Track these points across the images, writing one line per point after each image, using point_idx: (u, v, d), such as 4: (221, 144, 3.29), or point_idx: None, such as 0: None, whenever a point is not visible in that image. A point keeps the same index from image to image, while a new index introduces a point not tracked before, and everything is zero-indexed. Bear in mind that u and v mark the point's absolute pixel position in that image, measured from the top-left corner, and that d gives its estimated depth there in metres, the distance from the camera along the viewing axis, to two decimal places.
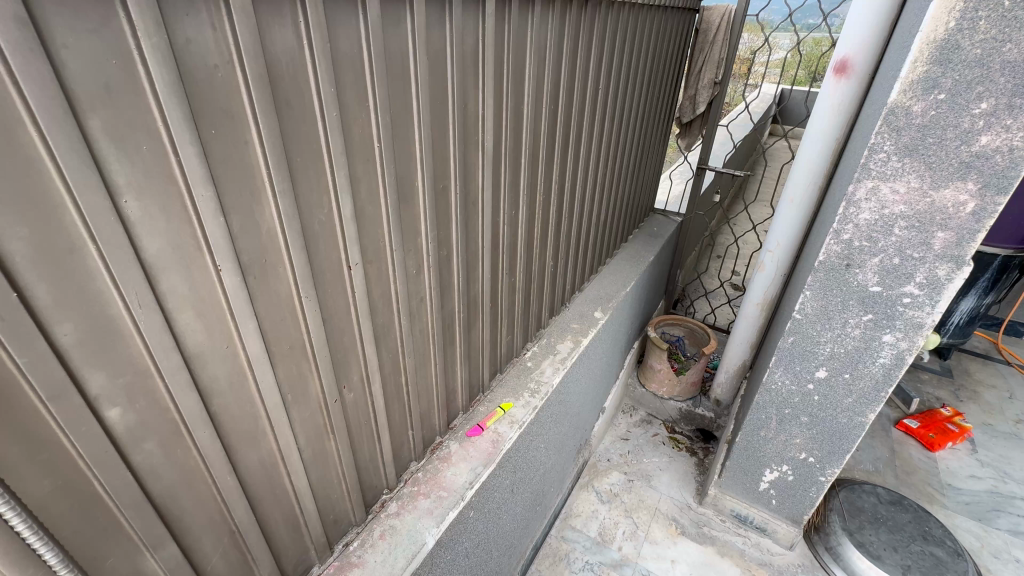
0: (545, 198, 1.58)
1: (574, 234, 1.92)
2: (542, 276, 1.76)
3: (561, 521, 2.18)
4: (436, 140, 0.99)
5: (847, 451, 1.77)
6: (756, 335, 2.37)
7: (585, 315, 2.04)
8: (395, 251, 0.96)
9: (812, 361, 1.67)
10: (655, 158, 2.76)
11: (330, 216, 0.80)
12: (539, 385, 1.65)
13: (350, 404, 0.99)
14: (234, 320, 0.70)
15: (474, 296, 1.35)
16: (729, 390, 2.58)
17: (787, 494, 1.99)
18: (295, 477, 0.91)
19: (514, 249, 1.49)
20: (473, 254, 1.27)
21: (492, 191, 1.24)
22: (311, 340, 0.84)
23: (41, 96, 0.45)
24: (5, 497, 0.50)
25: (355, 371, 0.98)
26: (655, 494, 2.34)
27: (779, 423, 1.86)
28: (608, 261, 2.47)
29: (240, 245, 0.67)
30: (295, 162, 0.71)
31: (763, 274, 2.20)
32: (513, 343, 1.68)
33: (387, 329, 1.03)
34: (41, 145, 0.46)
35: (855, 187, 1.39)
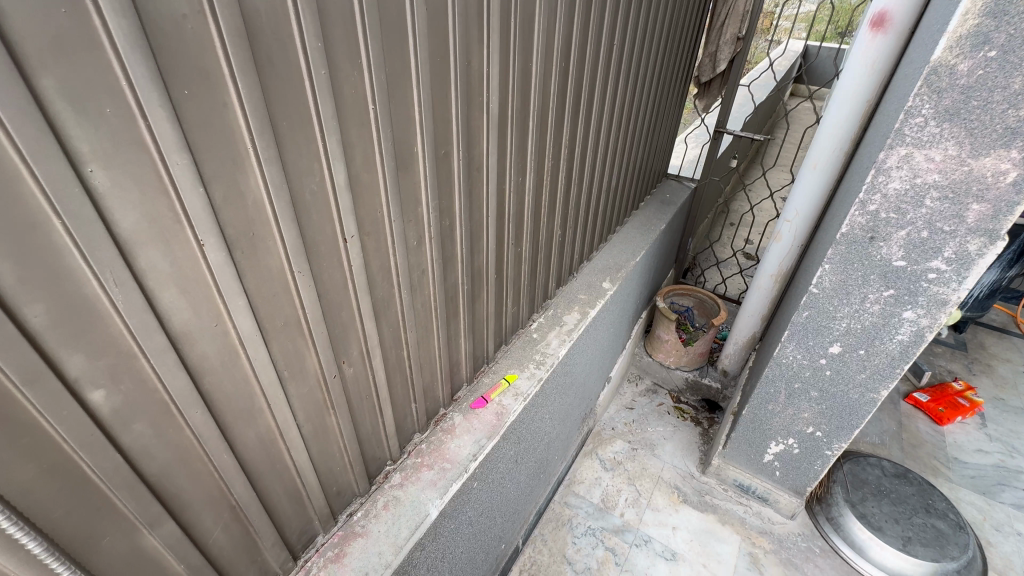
0: (554, 165, 1.50)
1: (583, 202, 1.85)
2: (549, 246, 1.70)
3: (565, 487, 2.21)
4: (437, 102, 0.92)
5: (856, 427, 1.75)
6: (768, 306, 2.32)
7: (593, 285, 1.99)
8: (394, 222, 0.91)
9: (826, 336, 1.63)
10: (671, 120, 2.62)
11: (323, 184, 0.75)
12: (545, 357, 1.62)
13: (350, 379, 0.97)
14: (222, 297, 0.66)
15: (478, 267, 1.30)
16: (736, 361, 2.55)
17: (791, 467, 1.99)
18: (295, 453, 0.90)
19: (521, 219, 1.42)
20: (478, 225, 1.21)
21: (497, 157, 1.17)
22: (306, 316, 0.80)
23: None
24: None
25: (354, 347, 0.95)
26: (659, 462, 2.35)
27: (787, 397, 1.83)
28: (618, 230, 2.39)
29: (224, 218, 0.63)
30: (281, 127, 0.65)
31: (780, 245, 2.13)
32: (518, 315, 1.65)
33: (387, 302, 0.99)
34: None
35: (886, 154, 1.30)
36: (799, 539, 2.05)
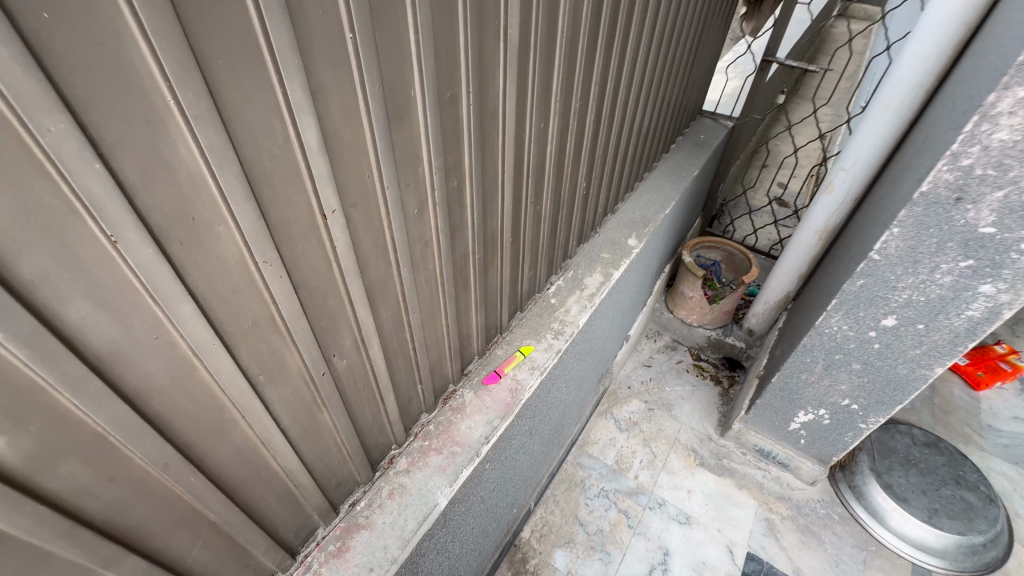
0: (581, 107, 1.26)
1: (610, 148, 1.61)
2: (572, 201, 1.49)
3: (578, 448, 2.16)
4: (441, 30, 0.70)
5: (898, 403, 1.61)
6: (808, 264, 2.11)
7: (617, 242, 1.79)
8: (388, 188, 0.72)
9: (881, 307, 1.45)
10: (713, 45, 2.27)
11: (288, 146, 0.56)
12: (564, 325, 1.47)
13: (343, 371, 0.84)
14: (159, 304, 0.50)
15: (492, 232, 1.12)
16: (765, 320, 2.39)
17: (819, 436, 1.89)
18: (283, 458, 0.78)
19: (541, 173, 1.21)
20: (491, 184, 1.02)
21: (515, 101, 0.95)
22: (281, 311, 0.65)
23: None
24: None
25: (346, 337, 0.80)
26: (676, 424, 2.28)
27: (825, 368, 1.69)
28: (646, 177, 2.15)
29: (146, 201, 0.46)
30: (217, 68, 0.46)
31: (831, 198, 1.88)
32: (535, 278, 1.48)
33: (384, 283, 0.83)
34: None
35: (997, 96, 1.04)
36: (818, 506, 2.00)
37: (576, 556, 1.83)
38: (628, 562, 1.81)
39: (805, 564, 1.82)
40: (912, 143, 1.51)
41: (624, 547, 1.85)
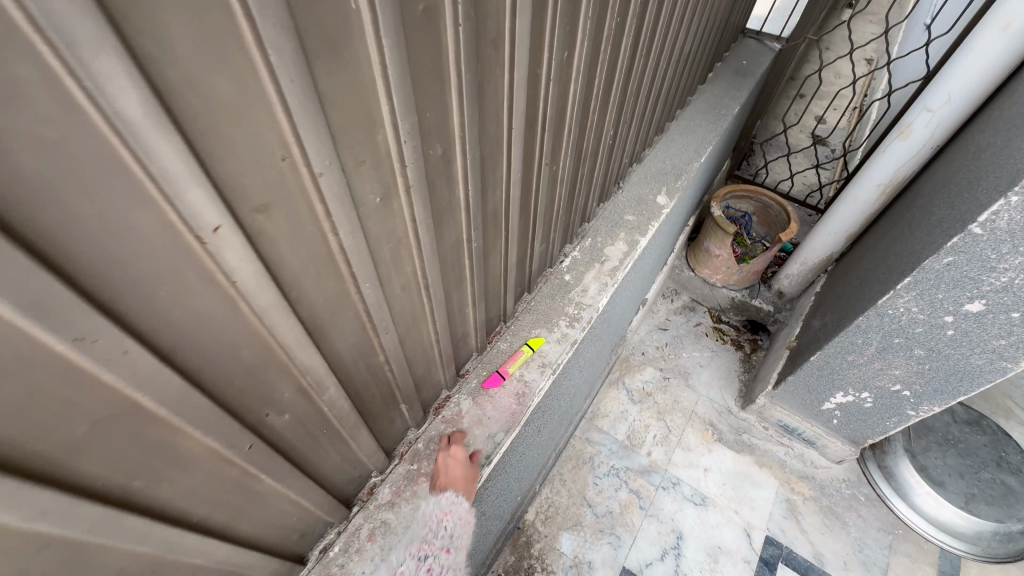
0: (616, 27, 0.92)
1: (644, 83, 1.26)
2: (595, 155, 1.18)
3: (587, 422, 2.00)
4: None
5: (961, 393, 1.40)
6: (861, 223, 1.81)
7: (644, 201, 1.49)
8: (322, 178, 0.44)
9: (967, 290, 1.19)
10: None
11: (80, 124, 0.27)
12: (580, 309, 1.21)
13: (287, 427, 0.60)
14: None
15: (494, 209, 0.83)
16: (799, 282, 2.13)
17: (855, 418, 1.71)
18: (206, 555, 0.56)
19: (559, 123, 0.90)
20: (494, 147, 0.72)
21: (530, 20, 0.63)
22: (148, 394, 0.39)
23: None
24: None
25: (283, 388, 0.55)
26: (693, 395, 2.10)
27: (878, 351, 1.46)
28: (677, 115, 1.79)
29: None
30: None
31: (907, 145, 1.54)
32: (546, 253, 1.20)
33: (337, 307, 0.57)
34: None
35: None
36: (843, 486, 1.87)
37: (584, 539, 1.72)
38: (639, 547, 1.70)
39: (826, 549, 1.71)
40: None
41: (635, 531, 1.74)
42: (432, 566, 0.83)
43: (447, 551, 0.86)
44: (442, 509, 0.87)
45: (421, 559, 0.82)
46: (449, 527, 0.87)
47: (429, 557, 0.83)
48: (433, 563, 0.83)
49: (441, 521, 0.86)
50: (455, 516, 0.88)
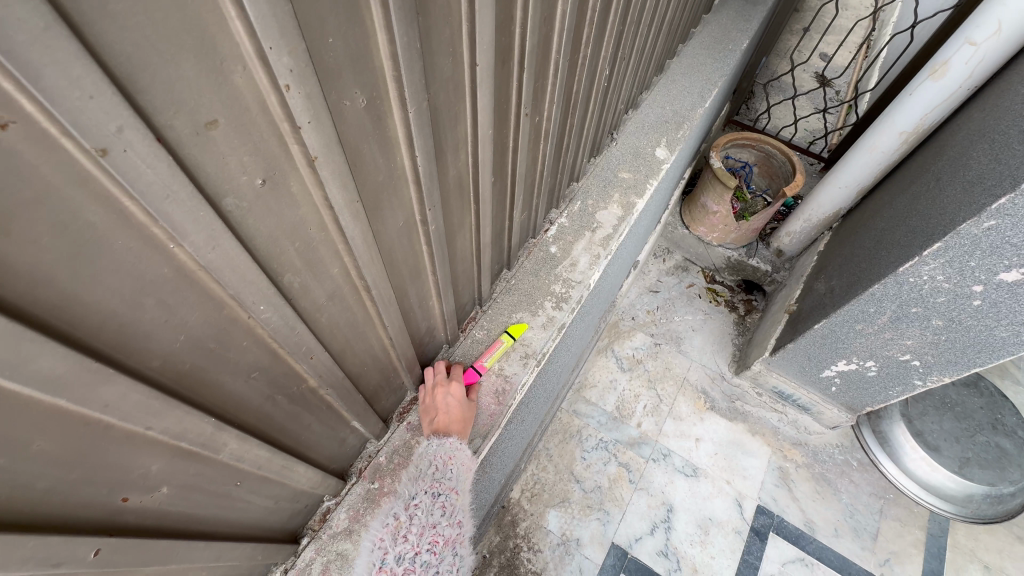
0: None
1: (647, 7, 1.03)
2: (586, 100, 0.96)
3: (574, 393, 1.89)
4: None
5: (977, 365, 1.30)
6: (876, 175, 1.64)
7: (641, 155, 1.28)
8: (118, 161, 0.24)
9: (1006, 258, 1.05)
10: None
11: None
12: (569, 288, 1.04)
13: (168, 503, 0.43)
14: None
15: (459, 178, 0.63)
16: (801, 240, 1.99)
17: (856, 387, 1.62)
18: None
19: (543, 59, 0.68)
20: (452, 96, 0.51)
21: None
22: None
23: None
24: None
25: (150, 460, 0.38)
26: (685, 361, 2.00)
27: (892, 321, 1.34)
28: (678, 51, 1.55)
29: None
30: None
31: (941, 86, 1.35)
32: (529, 222, 1.01)
33: (219, 340, 0.38)
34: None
35: None
36: (836, 452, 1.82)
37: (572, 516, 1.65)
38: (628, 522, 1.64)
39: (817, 516, 1.68)
40: None
41: (624, 505, 1.67)
42: (447, 503, 0.77)
43: (458, 489, 0.80)
44: (449, 450, 0.79)
45: (435, 495, 0.76)
46: (456, 469, 0.80)
47: (443, 494, 0.77)
48: (447, 500, 0.77)
49: (448, 462, 0.79)
50: (460, 461, 0.80)
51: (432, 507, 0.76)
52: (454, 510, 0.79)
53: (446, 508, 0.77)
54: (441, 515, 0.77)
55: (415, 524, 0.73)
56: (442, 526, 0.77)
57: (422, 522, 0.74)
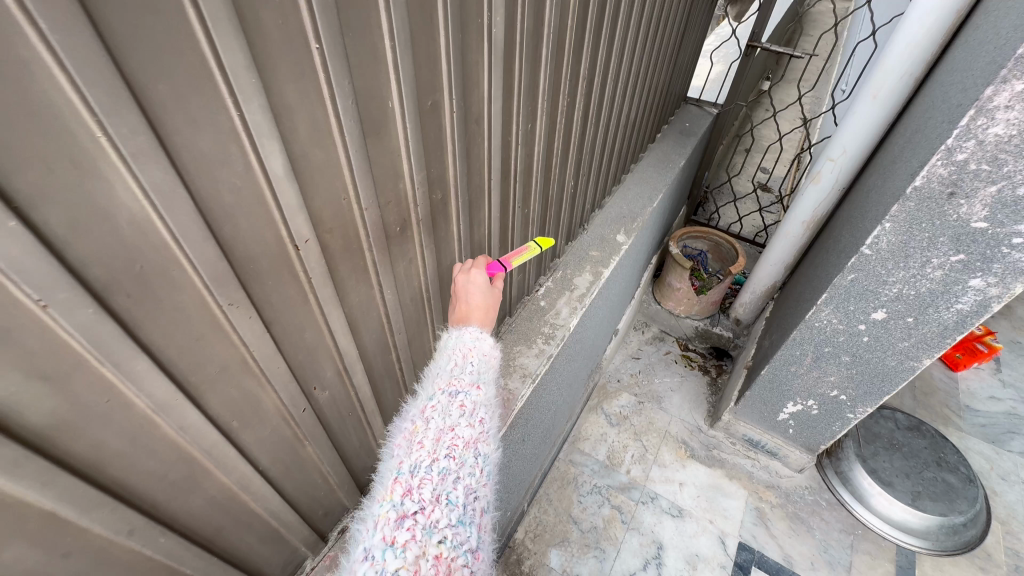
0: (567, 103, 1.20)
1: (597, 144, 1.56)
2: (560, 201, 1.44)
3: (570, 445, 2.16)
4: (418, 27, 0.63)
5: (886, 393, 1.62)
6: (795, 254, 2.11)
7: (606, 239, 1.75)
8: (366, 211, 0.67)
9: (871, 301, 1.45)
10: (696, 32, 2.22)
11: (251, 175, 0.49)
12: (554, 329, 1.43)
13: (326, 404, 0.78)
14: (110, 365, 0.44)
15: (480, 242, 1.06)
16: (752, 310, 2.40)
17: (807, 426, 1.91)
18: (262, 500, 0.74)
19: (528, 176, 1.16)
20: (477, 193, 0.96)
21: (501, 103, 0.89)
22: (252, 352, 0.59)
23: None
24: None
25: (329, 367, 0.75)
26: (665, 416, 2.29)
27: (815, 360, 1.69)
28: (632, 169, 2.10)
29: (79, 254, 0.38)
30: (150, 92, 0.38)
31: (819, 189, 1.86)
32: (524, 281, 1.44)
33: (368, 306, 0.78)
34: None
35: (995, 89, 1.01)
36: (806, 493, 2.04)
37: (571, 554, 1.82)
38: (623, 558, 1.82)
39: (794, 551, 1.85)
40: (901, 134, 1.49)
41: (618, 543, 1.85)
42: (464, 403, 0.77)
43: (477, 387, 0.81)
44: (467, 344, 0.86)
45: (451, 395, 0.78)
46: (476, 363, 0.84)
47: (459, 393, 0.78)
48: (464, 400, 0.78)
49: (467, 356, 0.84)
50: (481, 350, 0.86)
51: (450, 408, 0.76)
52: (474, 410, 0.78)
53: (464, 409, 0.77)
54: (460, 416, 0.76)
55: (430, 428, 0.74)
56: (461, 428, 0.75)
57: (439, 426, 0.74)
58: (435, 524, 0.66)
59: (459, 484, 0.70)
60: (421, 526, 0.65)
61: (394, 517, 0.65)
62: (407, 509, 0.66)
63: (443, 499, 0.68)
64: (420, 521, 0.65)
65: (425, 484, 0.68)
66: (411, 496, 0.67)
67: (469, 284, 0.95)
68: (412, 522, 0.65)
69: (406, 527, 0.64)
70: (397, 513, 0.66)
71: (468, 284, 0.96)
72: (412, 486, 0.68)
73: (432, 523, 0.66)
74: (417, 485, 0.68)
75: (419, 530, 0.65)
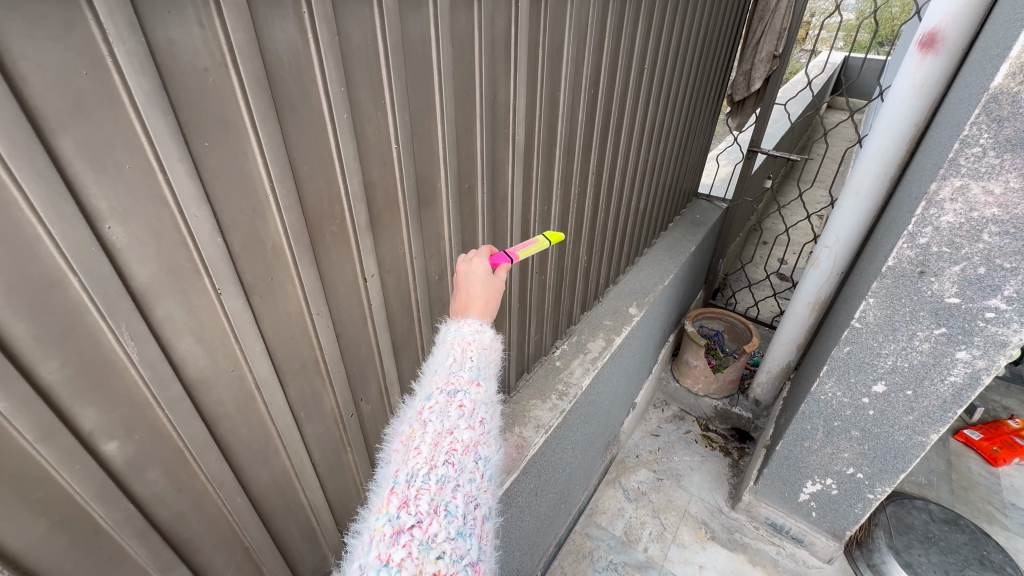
0: (579, 192, 1.47)
1: (610, 227, 1.81)
2: (575, 273, 1.67)
3: (586, 518, 2.16)
4: (462, 135, 0.90)
5: (901, 471, 1.62)
6: (805, 334, 2.20)
7: (618, 311, 1.93)
8: (415, 258, 0.90)
9: (869, 374, 1.52)
10: (701, 139, 2.56)
11: (344, 225, 0.73)
12: (568, 386, 1.58)
13: (368, 416, 0.96)
14: (239, 343, 0.65)
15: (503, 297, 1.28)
16: (770, 390, 2.44)
17: (829, 508, 1.88)
18: (310, 492, 0.89)
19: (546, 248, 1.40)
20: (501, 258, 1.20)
21: (522, 188, 1.16)
22: (324, 356, 0.79)
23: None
24: None
25: (373, 384, 0.94)
26: (685, 495, 2.27)
27: (826, 435, 1.72)
28: (645, 252, 2.34)
29: (243, 265, 0.62)
30: (301, 171, 0.63)
31: (819, 272, 2.01)
32: (542, 341, 1.62)
33: (408, 337, 0.99)
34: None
35: (938, 185, 1.20)
36: None
37: None
38: None
39: None
40: (882, 225, 1.67)
41: None
42: (463, 403, 0.71)
43: (477, 384, 0.74)
44: (466, 337, 0.79)
45: (450, 395, 0.71)
46: (476, 357, 0.77)
47: (458, 391, 0.72)
48: (463, 400, 0.71)
49: (466, 350, 0.78)
50: (481, 344, 0.80)
51: (447, 409, 0.70)
52: (474, 409, 0.72)
53: (463, 409, 0.71)
54: (459, 417, 0.70)
55: (428, 432, 0.67)
56: (460, 431, 0.69)
57: (436, 429, 0.68)
58: (433, 538, 0.60)
59: (459, 493, 0.64)
60: (417, 541, 0.59)
61: (390, 532, 0.60)
62: (404, 523, 0.60)
63: (442, 510, 0.62)
64: (417, 536, 0.60)
65: (422, 494, 0.62)
66: (408, 508, 0.61)
67: (469, 272, 0.89)
68: (408, 538, 0.59)
69: (402, 543, 0.59)
70: (393, 527, 0.60)
71: (469, 272, 0.90)
72: (408, 497, 0.62)
73: (430, 537, 0.60)
74: (414, 495, 0.62)
75: (415, 546, 0.59)
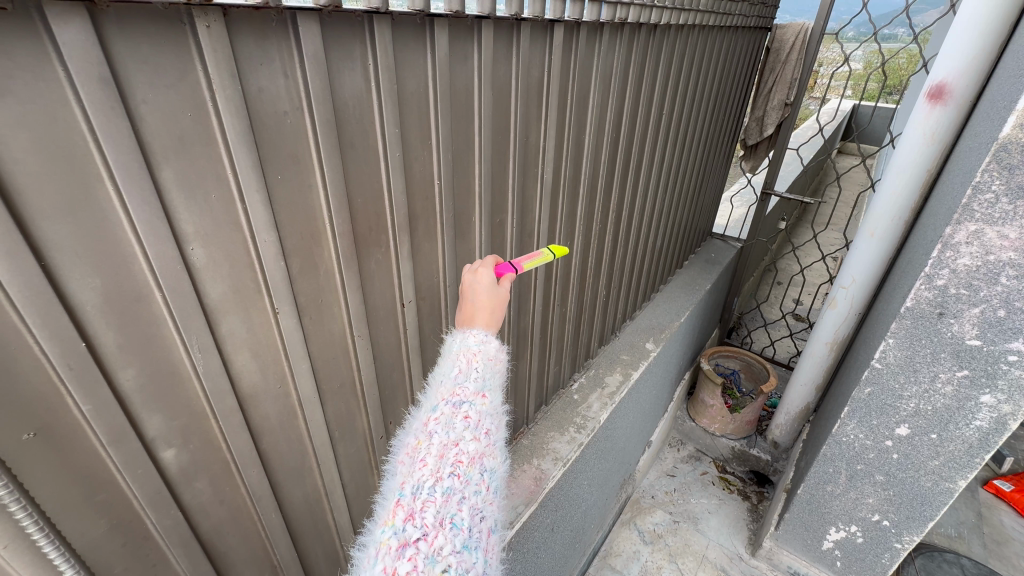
0: (600, 229, 1.52)
1: (627, 261, 1.85)
2: (594, 306, 1.71)
3: (600, 560, 2.11)
4: (496, 171, 0.96)
5: (930, 519, 1.57)
6: (823, 374, 2.18)
7: (635, 346, 1.96)
8: (448, 285, 0.95)
9: (892, 416, 1.50)
10: (715, 180, 2.63)
11: (387, 255, 0.78)
12: (586, 420, 1.58)
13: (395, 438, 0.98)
14: (288, 361, 0.69)
15: (525, 328, 1.32)
16: (788, 432, 2.40)
17: (854, 557, 1.81)
18: (337, 513, 0.90)
19: (568, 281, 1.44)
20: (525, 289, 1.25)
21: (548, 222, 1.21)
22: (361, 377, 0.83)
23: (105, 130, 0.44)
24: (50, 540, 0.50)
25: (402, 407, 0.97)
26: (703, 540, 2.21)
27: (849, 480, 1.67)
28: (661, 288, 2.37)
29: (298, 287, 0.66)
30: (356, 204, 0.69)
31: (835, 312, 2.01)
32: (560, 373, 1.64)
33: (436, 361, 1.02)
34: (107, 183, 0.46)
35: (953, 229, 1.22)
36: None
37: None
38: None
39: None
40: (900, 265, 1.68)
41: None
42: (469, 413, 0.73)
43: (484, 395, 0.76)
44: (472, 348, 0.80)
45: (455, 405, 0.73)
46: (482, 367, 0.79)
47: (464, 402, 0.74)
48: (469, 411, 0.74)
49: (472, 360, 0.79)
50: (487, 354, 0.81)
51: (453, 420, 0.72)
52: (480, 420, 0.74)
53: (469, 419, 0.73)
54: (465, 429, 0.72)
55: (433, 444, 0.69)
56: (466, 442, 0.71)
57: (441, 440, 0.70)
58: (438, 551, 0.62)
59: (465, 505, 0.66)
60: (423, 554, 0.61)
61: (396, 545, 0.62)
62: (410, 536, 0.62)
63: (448, 523, 0.64)
64: (422, 549, 0.61)
65: (428, 507, 0.64)
66: (413, 521, 0.63)
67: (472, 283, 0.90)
68: (414, 551, 0.61)
69: (408, 557, 0.61)
70: (399, 540, 0.62)
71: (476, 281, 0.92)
72: (414, 509, 0.64)
73: (435, 550, 0.62)
74: (419, 508, 0.64)
75: (421, 559, 0.61)
